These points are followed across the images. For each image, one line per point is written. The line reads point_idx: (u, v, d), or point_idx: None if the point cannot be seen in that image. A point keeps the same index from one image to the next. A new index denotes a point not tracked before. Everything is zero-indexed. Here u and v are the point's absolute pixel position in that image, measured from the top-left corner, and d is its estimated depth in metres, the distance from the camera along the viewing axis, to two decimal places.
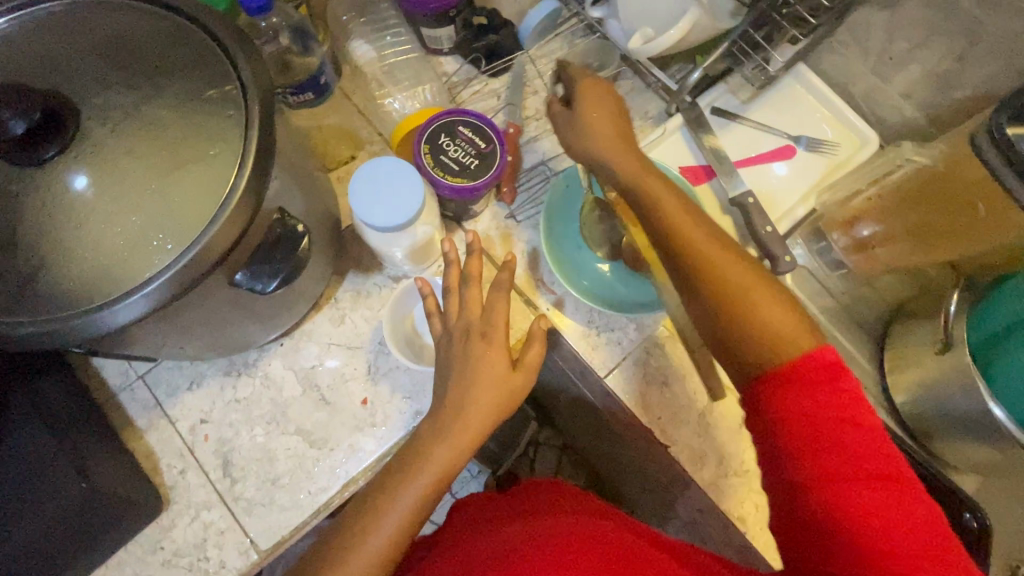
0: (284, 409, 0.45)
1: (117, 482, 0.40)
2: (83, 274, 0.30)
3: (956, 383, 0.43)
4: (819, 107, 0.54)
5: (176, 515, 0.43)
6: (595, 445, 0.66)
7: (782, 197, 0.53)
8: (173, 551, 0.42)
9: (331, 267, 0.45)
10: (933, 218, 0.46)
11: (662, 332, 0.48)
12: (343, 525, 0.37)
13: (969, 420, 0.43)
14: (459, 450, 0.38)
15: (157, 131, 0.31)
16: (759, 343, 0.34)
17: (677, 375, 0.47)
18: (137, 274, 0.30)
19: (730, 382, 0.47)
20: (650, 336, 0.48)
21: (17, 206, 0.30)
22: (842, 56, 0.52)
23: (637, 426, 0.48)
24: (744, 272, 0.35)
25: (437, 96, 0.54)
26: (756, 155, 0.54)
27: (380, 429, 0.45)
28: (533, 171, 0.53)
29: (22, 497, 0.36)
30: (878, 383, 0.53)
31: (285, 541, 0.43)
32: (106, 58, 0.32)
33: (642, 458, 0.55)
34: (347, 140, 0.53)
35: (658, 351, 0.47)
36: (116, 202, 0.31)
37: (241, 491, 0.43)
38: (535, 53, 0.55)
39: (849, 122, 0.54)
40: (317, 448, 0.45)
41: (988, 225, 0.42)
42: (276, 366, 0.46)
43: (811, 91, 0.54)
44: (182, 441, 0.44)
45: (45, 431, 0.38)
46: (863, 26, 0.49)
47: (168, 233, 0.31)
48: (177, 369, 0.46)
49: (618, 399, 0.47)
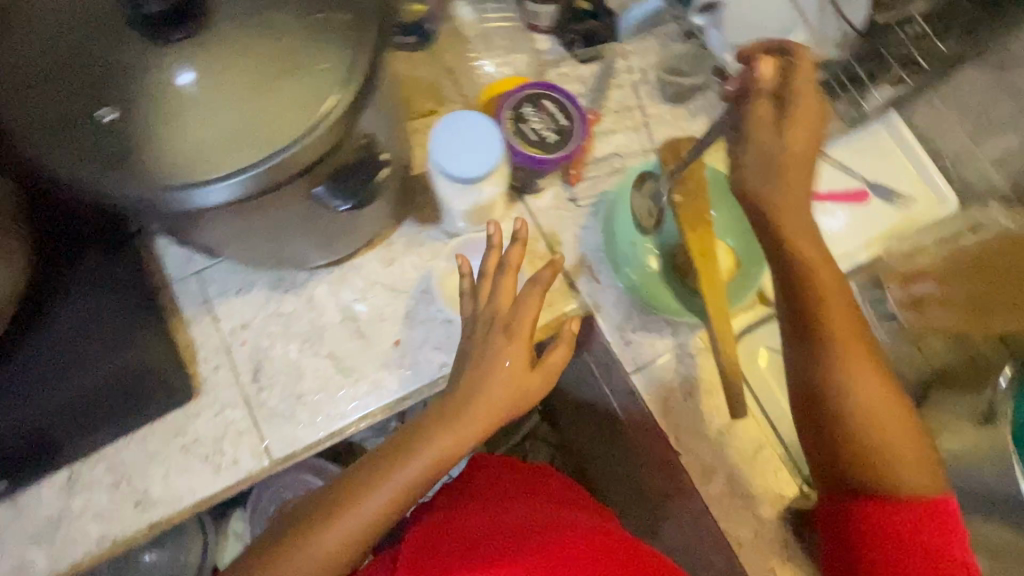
0: (321, 332, 0.47)
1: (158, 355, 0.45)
2: (177, 156, 0.32)
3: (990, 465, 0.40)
4: (905, 166, 0.54)
5: (202, 406, 0.45)
6: (596, 450, 0.67)
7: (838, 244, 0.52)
8: (191, 440, 0.44)
9: (393, 209, 0.47)
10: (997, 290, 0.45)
11: (697, 343, 0.48)
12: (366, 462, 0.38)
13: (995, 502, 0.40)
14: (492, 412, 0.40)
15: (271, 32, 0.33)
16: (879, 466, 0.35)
17: (703, 386, 0.47)
18: (227, 164, 0.32)
19: (753, 407, 0.47)
20: (684, 344, 0.48)
21: (129, 81, 0.32)
22: (938, 111, 0.51)
23: (652, 429, 0.48)
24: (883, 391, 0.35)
25: (523, 69, 0.55)
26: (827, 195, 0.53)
27: (405, 372, 0.47)
28: (604, 161, 0.53)
29: (88, 343, 0.44)
30: None
31: (297, 455, 0.45)
32: None
33: (645, 469, 0.55)
34: (430, 94, 0.54)
35: (689, 360, 0.48)
36: (218, 97, 0.32)
37: (266, 398, 0.45)
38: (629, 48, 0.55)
39: (930, 185, 0.53)
40: (343, 375, 0.46)
41: None
42: (321, 291, 0.48)
43: (900, 146, 0.54)
44: (222, 339, 0.46)
45: (109, 291, 0.45)
46: (966, 87, 0.49)
47: (264, 134, 0.32)
48: (230, 272, 0.48)
49: (640, 398, 0.47)
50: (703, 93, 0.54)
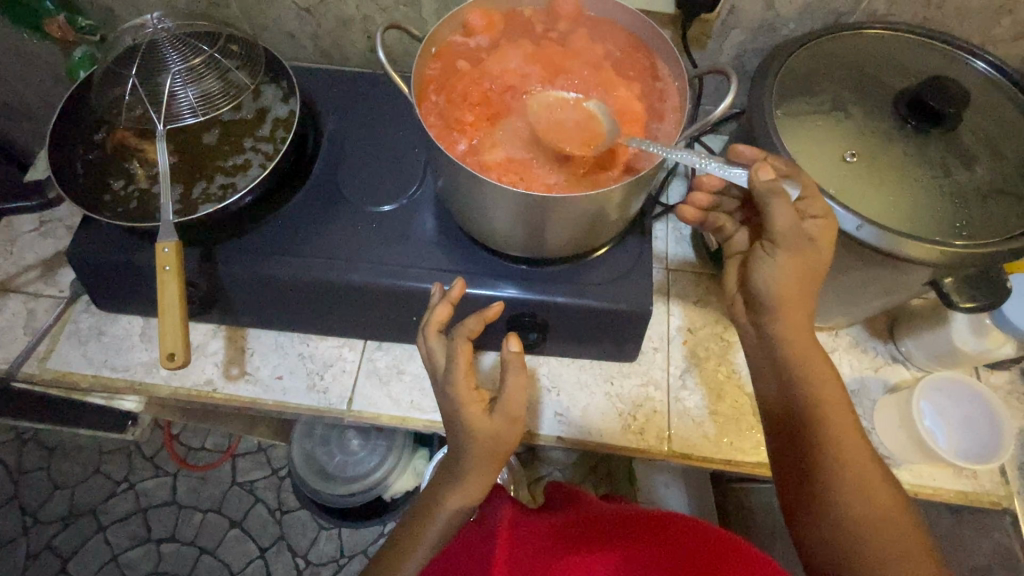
0: (638, 402, 0.72)
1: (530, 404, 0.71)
2: (594, 281, 0.66)
3: (845, 490, 0.51)
4: (973, 397, 0.67)
5: (542, 422, 0.71)
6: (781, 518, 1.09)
7: (891, 400, 0.69)
8: (558, 413, 0.71)
9: (677, 335, 0.76)
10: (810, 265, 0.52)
11: (904, 453, 0.67)
12: (483, 466, 0.59)
13: (856, 542, 0.50)
14: (507, 427, 0.57)
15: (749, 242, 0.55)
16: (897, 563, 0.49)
17: (901, 460, 0.67)
18: (582, 292, 0.65)
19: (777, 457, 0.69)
20: (898, 451, 0.67)
21: (569, 272, 0.67)
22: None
23: None
24: (874, 478, 0.52)
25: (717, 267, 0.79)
26: (945, 412, 0.67)
27: (691, 439, 0.70)
28: (841, 339, 0.73)
29: (400, 335, 0.73)
30: (952, 498, 0.66)
31: (602, 445, 0.70)
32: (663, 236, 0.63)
33: None
34: (692, 287, 0.78)
35: (897, 461, 0.67)
36: (585, 237, 0.61)
37: (571, 428, 0.71)
38: (847, 302, 0.64)
39: (928, 384, 0.67)
40: (649, 435, 0.70)
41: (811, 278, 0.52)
42: (638, 381, 0.73)
43: (994, 399, 0.66)
44: (566, 400, 0.72)
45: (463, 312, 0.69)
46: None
47: (619, 292, 0.65)
48: (580, 366, 0.74)
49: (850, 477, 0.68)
50: (867, 343, 0.73)
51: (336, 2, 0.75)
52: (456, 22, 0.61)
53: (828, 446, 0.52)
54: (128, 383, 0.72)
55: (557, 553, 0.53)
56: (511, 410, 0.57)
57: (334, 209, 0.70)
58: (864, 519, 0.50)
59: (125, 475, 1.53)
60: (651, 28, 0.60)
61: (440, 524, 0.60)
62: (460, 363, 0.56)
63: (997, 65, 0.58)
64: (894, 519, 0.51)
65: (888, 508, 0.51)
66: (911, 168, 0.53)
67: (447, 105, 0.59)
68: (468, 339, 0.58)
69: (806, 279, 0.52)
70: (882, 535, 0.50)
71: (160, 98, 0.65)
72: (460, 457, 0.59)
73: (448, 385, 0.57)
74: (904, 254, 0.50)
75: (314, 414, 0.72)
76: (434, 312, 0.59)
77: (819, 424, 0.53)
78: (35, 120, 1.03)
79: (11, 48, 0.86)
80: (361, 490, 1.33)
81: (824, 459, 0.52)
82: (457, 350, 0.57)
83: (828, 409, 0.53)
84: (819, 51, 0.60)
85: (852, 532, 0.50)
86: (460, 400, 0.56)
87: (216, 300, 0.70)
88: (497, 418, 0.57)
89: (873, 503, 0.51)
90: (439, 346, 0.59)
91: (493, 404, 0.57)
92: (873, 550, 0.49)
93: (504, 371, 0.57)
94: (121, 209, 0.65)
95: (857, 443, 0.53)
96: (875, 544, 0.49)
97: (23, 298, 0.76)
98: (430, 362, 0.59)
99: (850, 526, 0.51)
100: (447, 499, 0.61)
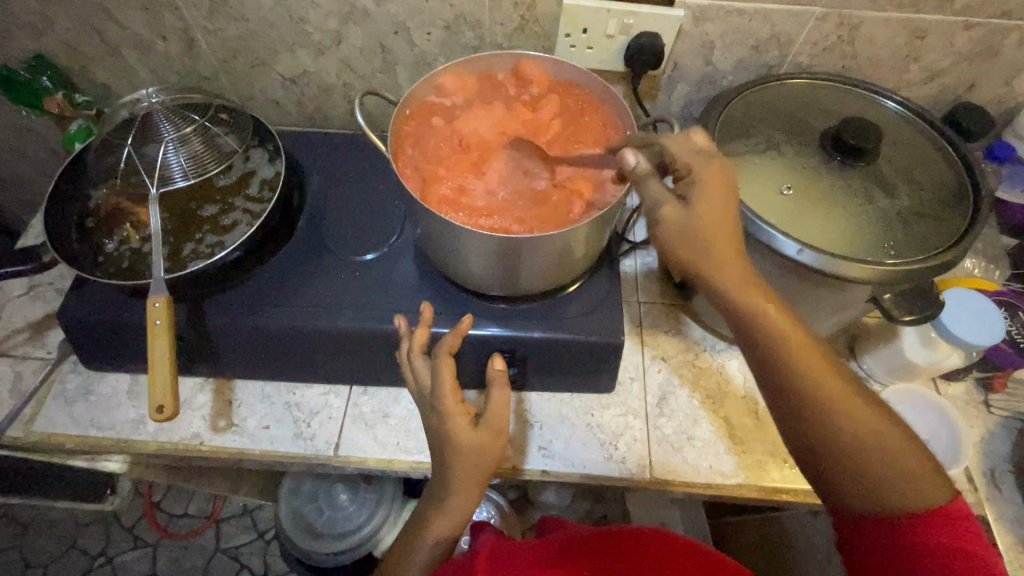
0: (617, 433, 0.74)
1: (513, 437, 0.73)
2: (567, 317, 0.70)
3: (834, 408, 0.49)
4: (932, 412, 0.71)
5: (525, 455, 0.72)
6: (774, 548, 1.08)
7: None
8: (545, 448, 0.73)
9: (651, 363, 0.79)
10: (724, 207, 0.49)
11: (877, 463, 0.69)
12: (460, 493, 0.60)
13: (867, 473, 0.49)
14: (494, 440, 0.60)
15: (664, 235, 0.49)
16: (908, 490, 0.48)
17: None
18: (555, 327, 0.69)
19: (754, 481, 0.71)
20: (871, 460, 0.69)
21: (546, 311, 0.71)
22: (964, 340, 0.66)
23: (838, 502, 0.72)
24: (847, 395, 0.49)
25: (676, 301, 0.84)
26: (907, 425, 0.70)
27: (670, 463, 0.72)
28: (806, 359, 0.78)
29: (382, 376, 0.76)
30: None
31: (583, 474, 0.71)
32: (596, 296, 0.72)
33: (821, 543, 0.95)
34: (664, 318, 0.82)
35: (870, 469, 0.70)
36: (555, 274, 0.66)
37: (553, 460, 0.72)
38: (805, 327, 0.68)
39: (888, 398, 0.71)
40: (630, 465, 0.72)
41: (729, 223, 0.49)
42: (614, 412, 0.75)
43: (949, 413, 0.70)
44: (547, 433, 0.74)
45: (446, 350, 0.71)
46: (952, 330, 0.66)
47: (593, 328, 0.69)
48: (560, 401, 0.77)
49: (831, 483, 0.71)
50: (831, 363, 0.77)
51: (318, 72, 0.82)
52: (429, 84, 0.67)
53: (821, 407, 0.49)
54: (114, 440, 0.72)
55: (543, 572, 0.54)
56: (495, 421, 0.59)
57: (317, 260, 0.73)
58: (861, 447, 0.49)
59: (103, 549, 1.47)
60: (606, 90, 0.67)
61: (423, 552, 0.60)
62: (445, 379, 0.59)
63: (905, 104, 0.66)
64: (889, 443, 0.49)
65: (878, 429, 0.49)
66: (842, 197, 0.59)
67: (422, 156, 0.64)
68: (449, 354, 0.60)
69: (717, 227, 0.48)
70: (890, 464, 0.48)
71: (154, 163, 0.71)
72: (445, 485, 0.60)
73: (435, 400, 0.59)
74: (833, 273, 0.55)
75: (302, 462, 0.73)
76: (410, 339, 0.63)
77: (776, 355, 0.49)
78: (28, 192, 1.07)
79: (10, 125, 0.92)
80: (350, 548, 1.29)
81: (819, 420, 0.49)
82: (440, 367, 0.59)
83: (787, 338, 0.49)
84: (753, 98, 0.67)
85: (856, 463, 0.49)
86: (447, 413, 0.59)
87: (204, 352, 0.72)
88: (482, 431, 0.59)
89: (864, 431, 0.49)
90: (424, 368, 0.61)
91: (479, 419, 0.60)
92: (884, 478, 0.48)
93: (490, 387, 0.60)
94: (113, 269, 0.68)
95: (822, 363, 0.49)
96: (884, 471, 0.48)
97: (10, 362, 0.77)
98: (418, 383, 0.62)
99: (855, 459, 0.49)
100: (432, 528, 0.60)
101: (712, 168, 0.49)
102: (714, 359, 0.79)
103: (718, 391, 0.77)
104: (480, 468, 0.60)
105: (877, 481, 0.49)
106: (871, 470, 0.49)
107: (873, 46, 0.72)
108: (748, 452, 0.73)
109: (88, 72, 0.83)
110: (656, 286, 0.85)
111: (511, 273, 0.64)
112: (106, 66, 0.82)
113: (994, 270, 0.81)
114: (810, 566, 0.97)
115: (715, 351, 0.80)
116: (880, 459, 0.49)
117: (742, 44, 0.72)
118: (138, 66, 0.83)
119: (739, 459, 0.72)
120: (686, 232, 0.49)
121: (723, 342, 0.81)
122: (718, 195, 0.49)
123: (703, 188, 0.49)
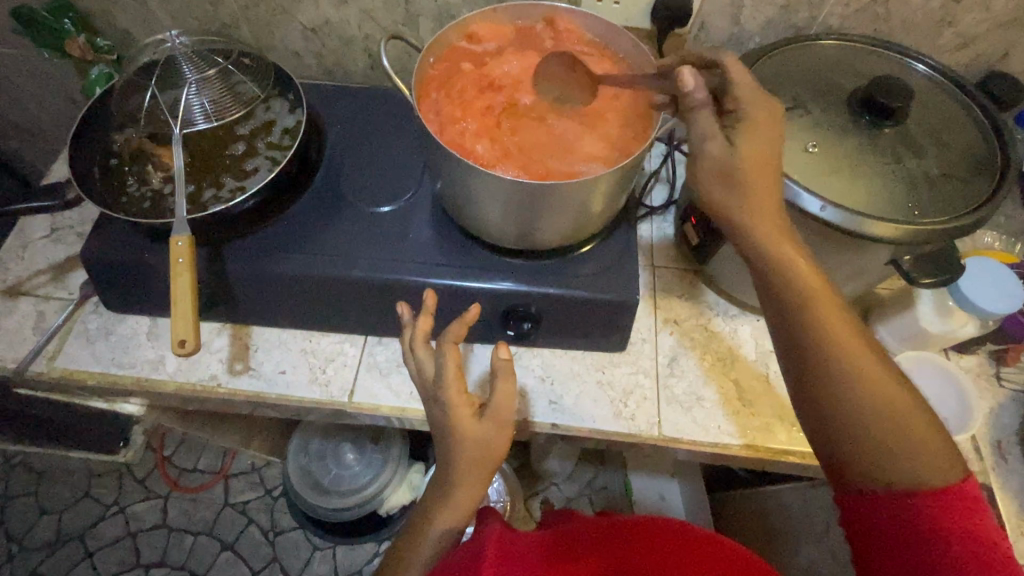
0: (626, 393, 0.75)
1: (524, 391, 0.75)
2: (582, 276, 0.70)
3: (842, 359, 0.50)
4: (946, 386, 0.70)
5: (535, 407, 0.74)
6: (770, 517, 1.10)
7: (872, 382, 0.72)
8: (556, 403, 0.74)
9: (663, 326, 0.79)
10: (765, 148, 0.51)
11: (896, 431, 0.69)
12: (464, 473, 0.58)
13: (867, 445, 0.49)
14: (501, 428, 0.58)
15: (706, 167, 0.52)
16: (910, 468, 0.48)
17: None
18: (572, 284, 0.69)
19: (762, 442, 0.72)
20: None
21: (562, 267, 0.71)
22: (980, 306, 0.66)
23: None
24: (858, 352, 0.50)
25: (690, 266, 0.84)
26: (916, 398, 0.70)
27: (678, 423, 0.73)
28: None
29: (396, 327, 0.76)
30: None
31: (592, 429, 0.72)
32: (621, 257, 0.72)
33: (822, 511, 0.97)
34: (678, 282, 0.83)
35: None
36: (571, 233, 0.66)
37: (561, 414, 0.73)
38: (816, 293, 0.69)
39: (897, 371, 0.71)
40: (640, 425, 0.73)
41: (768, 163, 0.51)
42: (623, 371, 0.76)
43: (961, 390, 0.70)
44: (557, 388, 0.75)
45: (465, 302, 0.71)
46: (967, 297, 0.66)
47: (609, 287, 0.69)
48: (570, 358, 0.77)
49: None
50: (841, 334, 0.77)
51: (340, 22, 0.81)
52: (461, 29, 0.67)
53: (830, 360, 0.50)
54: (134, 379, 0.74)
55: (545, 565, 0.55)
56: (499, 412, 0.58)
57: (335, 210, 0.74)
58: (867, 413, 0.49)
59: (115, 499, 1.50)
60: (635, 44, 0.65)
61: (432, 542, 0.59)
62: (448, 367, 0.58)
63: (936, 67, 0.65)
64: (897, 416, 0.49)
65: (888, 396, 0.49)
66: (866, 156, 0.58)
67: (446, 101, 0.64)
68: (454, 342, 0.59)
69: (752, 165, 0.51)
70: (895, 438, 0.48)
71: (178, 105, 0.72)
72: (447, 458, 0.59)
73: (440, 391, 0.58)
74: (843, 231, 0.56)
75: (315, 407, 0.74)
76: (415, 326, 0.62)
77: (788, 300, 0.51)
78: (47, 139, 1.08)
79: (31, 69, 0.92)
80: (357, 505, 1.32)
81: (824, 377, 0.50)
82: (445, 355, 0.58)
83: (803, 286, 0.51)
84: (781, 55, 0.66)
85: (857, 432, 0.49)
86: (450, 404, 0.57)
87: (223, 297, 0.73)
88: (486, 422, 0.58)
89: (872, 397, 0.49)
90: (428, 356, 0.61)
91: (483, 411, 0.58)
92: (886, 445, 0.48)
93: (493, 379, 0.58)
94: (135, 209, 0.69)
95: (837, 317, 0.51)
96: (886, 437, 0.48)
97: (33, 300, 0.78)
98: (421, 372, 0.61)
99: (857, 426, 0.49)
100: (439, 518, 0.60)
101: (763, 110, 0.51)
102: (726, 323, 0.80)
103: (729, 355, 0.78)
104: (493, 444, 0.59)
105: (882, 452, 0.49)
106: (878, 443, 0.49)
107: (907, 8, 0.70)
108: (756, 415, 0.73)
109: (109, 16, 0.83)
110: (671, 250, 0.85)
111: (527, 230, 0.65)
112: (128, 10, 0.82)
113: (1015, 245, 0.80)
114: (808, 535, 0.99)
115: (727, 316, 0.80)
116: (885, 431, 0.49)
117: (772, 3, 0.71)
118: (159, 11, 0.82)
119: (749, 422, 0.73)
120: (717, 170, 0.51)
121: (735, 308, 0.81)
122: (764, 141, 0.51)
123: (749, 123, 0.51)
